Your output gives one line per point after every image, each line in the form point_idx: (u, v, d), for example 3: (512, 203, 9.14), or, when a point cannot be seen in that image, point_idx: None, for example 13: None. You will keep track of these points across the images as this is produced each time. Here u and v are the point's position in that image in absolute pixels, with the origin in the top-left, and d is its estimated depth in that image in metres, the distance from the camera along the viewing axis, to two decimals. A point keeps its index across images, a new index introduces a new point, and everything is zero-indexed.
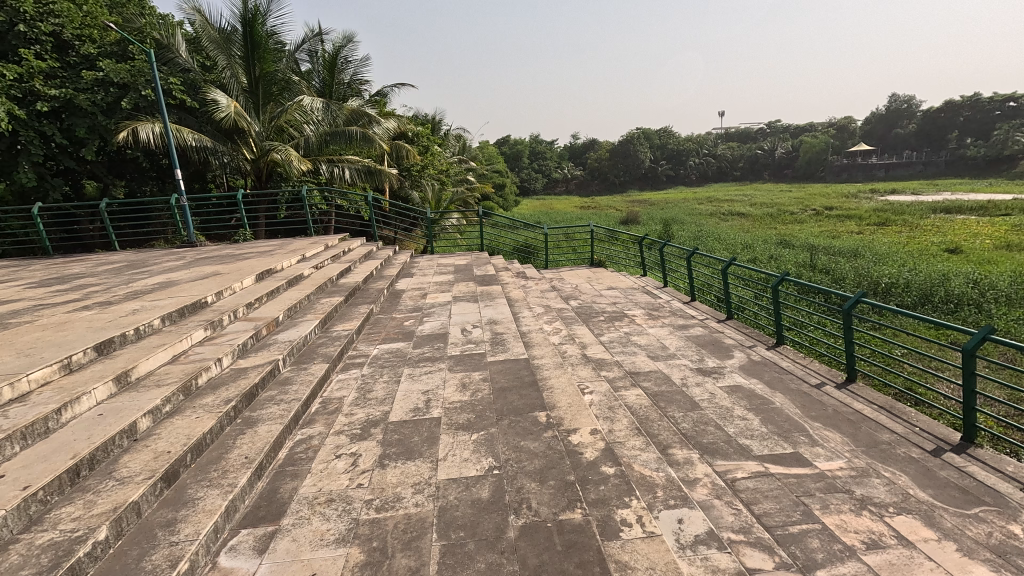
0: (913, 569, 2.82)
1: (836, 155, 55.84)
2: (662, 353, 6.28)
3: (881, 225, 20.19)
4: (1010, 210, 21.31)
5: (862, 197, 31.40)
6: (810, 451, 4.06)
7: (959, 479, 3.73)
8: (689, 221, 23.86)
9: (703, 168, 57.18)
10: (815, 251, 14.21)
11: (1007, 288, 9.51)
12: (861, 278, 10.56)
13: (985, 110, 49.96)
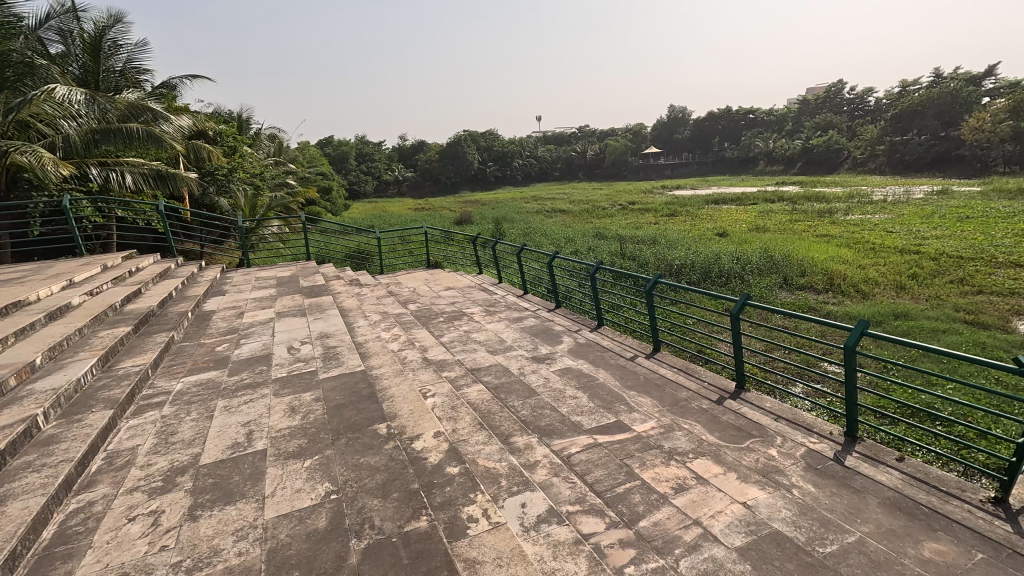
0: (709, 502, 3.39)
1: (634, 156, 64.40)
2: (500, 346, 6.54)
3: (671, 216, 23.92)
4: (756, 199, 27.05)
5: (656, 193, 36.78)
6: (629, 417, 4.62)
7: (735, 419, 4.59)
8: (518, 219, 25.31)
9: (527, 169, 61.05)
10: (623, 240, 16.23)
11: (759, 261, 12.05)
12: (659, 262, 12.36)
13: (734, 121, 62.44)
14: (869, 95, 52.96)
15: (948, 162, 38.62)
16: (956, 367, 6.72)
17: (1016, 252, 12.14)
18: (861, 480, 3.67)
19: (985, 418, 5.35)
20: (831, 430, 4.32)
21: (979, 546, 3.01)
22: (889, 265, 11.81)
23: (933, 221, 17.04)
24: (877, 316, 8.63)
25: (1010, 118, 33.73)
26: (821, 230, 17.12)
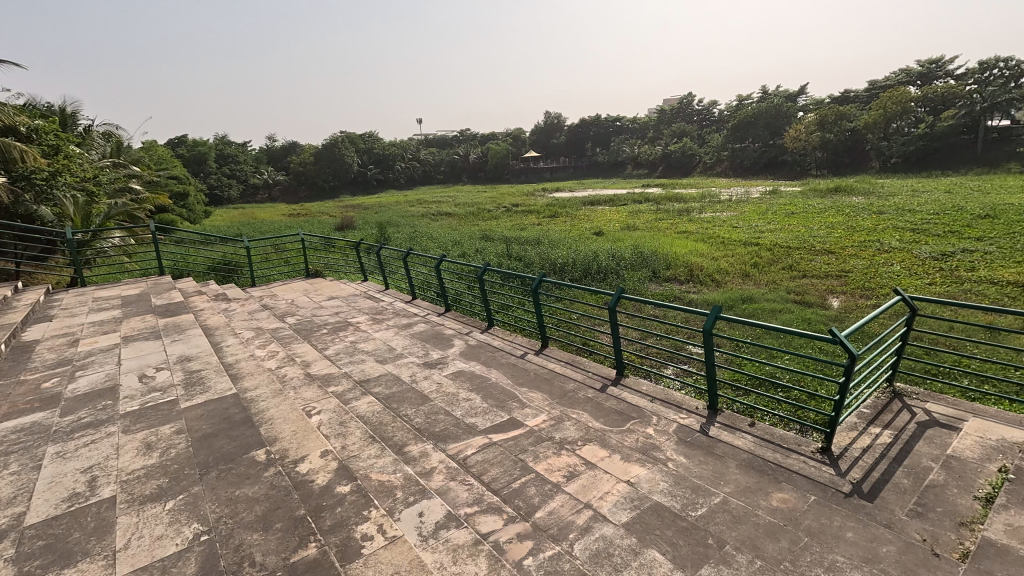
0: (598, 485, 3.62)
1: (515, 160, 66.38)
2: (390, 355, 6.34)
3: (552, 217, 25.11)
4: (626, 200, 29.35)
5: (537, 195, 38.28)
6: (521, 413, 4.76)
7: (617, 404, 4.95)
8: (403, 223, 24.79)
9: (410, 172, 59.96)
10: (509, 241, 16.67)
11: (631, 257, 13.09)
12: (543, 261, 12.90)
13: (604, 128, 67.24)
14: (713, 107, 60.26)
15: (776, 166, 45.27)
16: (789, 340, 7.91)
17: (827, 241, 14.63)
18: (722, 446, 4.16)
19: (812, 382, 6.37)
20: (696, 405, 4.84)
21: (812, 489, 3.59)
22: (736, 256, 13.55)
23: (767, 217, 19.87)
24: (729, 301, 9.86)
25: (818, 130, 40.52)
26: (682, 227, 19.08)
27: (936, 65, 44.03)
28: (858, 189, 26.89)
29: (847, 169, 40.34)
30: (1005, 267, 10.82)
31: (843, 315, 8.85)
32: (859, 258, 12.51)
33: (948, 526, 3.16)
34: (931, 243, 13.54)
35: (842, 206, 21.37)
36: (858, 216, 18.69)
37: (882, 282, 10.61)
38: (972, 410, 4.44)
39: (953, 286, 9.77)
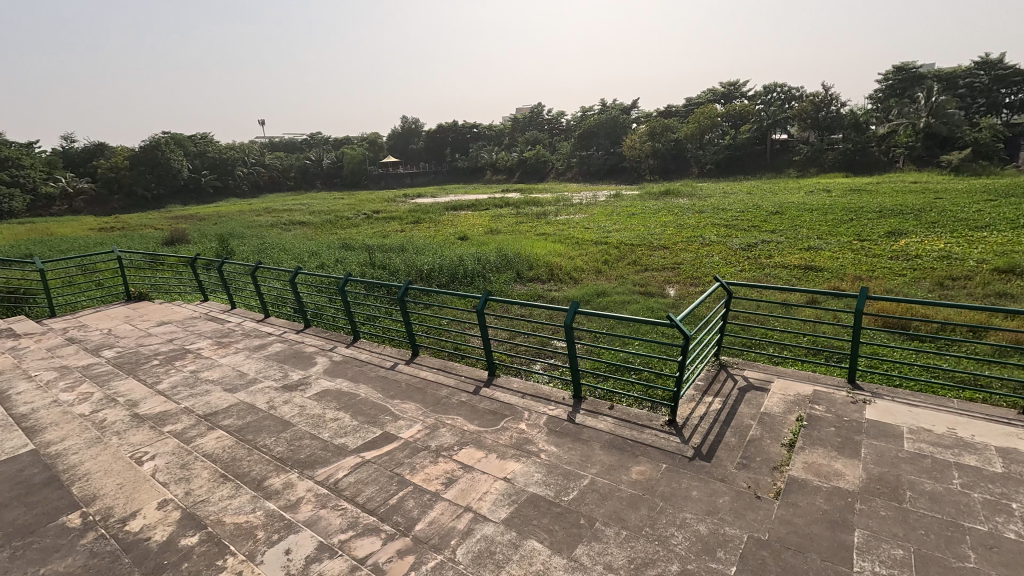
0: (477, 487, 3.66)
1: (373, 165, 64.15)
2: (241, 382, 5.70)
3: (416, 223, 24.74)
4: (488, 205, 30.07)
5: (398, 201, 37.42)
6: (394, 426, 4.61)
7: (490, 405, 5.04)
8: (249, 234, 22.47)
9: (254, 178, 54.49)
10: (371, 250, 16.05)
11: (495, 260, 13.46)
12: (410, 268, 12.66)
13: (461, 134, 68.21)
14: (561, 117, 64.70)
15: (618, 172, 50.07)
16: (638, 327, 8.82)
17: (662, 238, 16.61)
18: (588, 431, 4.48)
19: (659, 363, 7.17)
20: (563, 395, 5.15)
21: (663, 458, 4.04)
22: (589, 254, 14.69)
23: (613, 218, 21.90)
24: (586, 296, 10.67)
25: (649, 140, 45.81)
26: (540, 229, 20.14)
27: (732, 86, 53.43)
28: (684, 192, 30.94)
29: (674, 174, 46.23)
30: (791, 253, 13.33)
31: (679, 301, 10.12)
32: (688, 252, 14.41)
33: (765, 472, 3.79)
34: (739, 236, 16.12)
35: (672, 207, 24.42)
36: (684, 215, 21.50)
37: (706, 271, 12.36)
38: (775, 373, 5.39)
39: (757, 271, 11.75)
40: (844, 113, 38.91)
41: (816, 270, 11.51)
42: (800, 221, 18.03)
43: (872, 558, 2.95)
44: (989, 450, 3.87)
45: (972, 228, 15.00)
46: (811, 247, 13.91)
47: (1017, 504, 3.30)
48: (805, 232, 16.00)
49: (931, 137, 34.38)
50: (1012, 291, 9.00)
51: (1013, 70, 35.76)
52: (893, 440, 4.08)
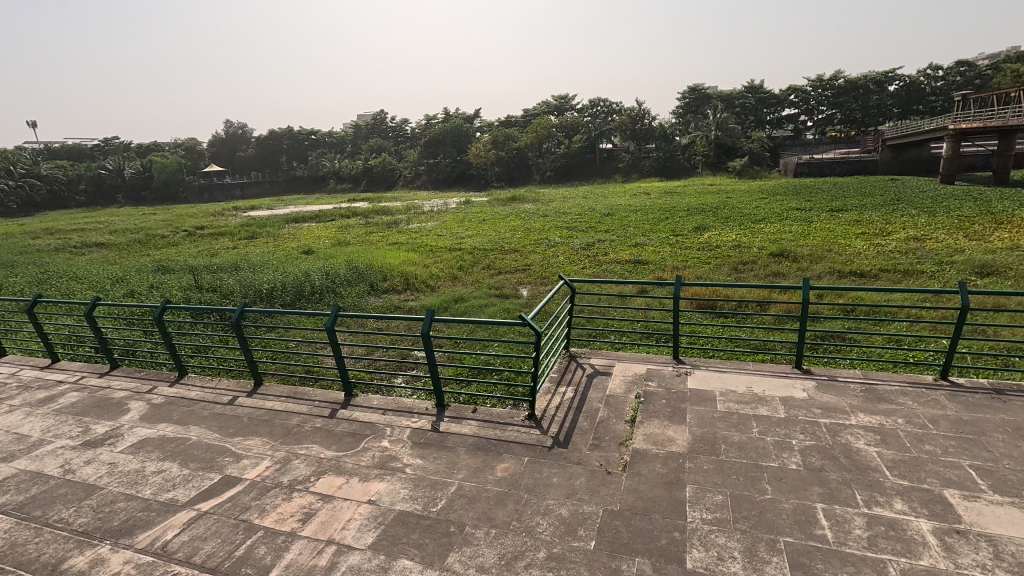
0: (338, 517, 3.44)
1: (192, 175, 56.37)
2: (21, 447, 4.57)
3: (250, 238, 22.34)
4: (334, 215, 28.41)
5: (227, 215, 33.40)
6: (237, 467, 4.11)
7: (349, 427, 4.77)
8: (22, 262, 18.09)
9: (26, 194, 44.13)
10: (197, 271, 14.07)
11: (346, 273, 12.78)
12: (246, 289, 11.39)
13: (298, 141, 63.45)
14: (405, 125, 64.01)
15: (466, 179, 51.09)
16: (496, 330, 9.08)
17: (512, 242, 17.38)
18: (452, 438, 4.49)
19: (517, 361, 7.47)
20: (426, 405, 5.09)
21: (526, 452, 4.22)
22: (444, 261, 14.76)
23: (465, 224, 22.30)
24: (444, 303, 10.69)
25: (494, 148, 47.65)
26: (392, 239, 19.64)
27: (562, 99, 58.47)
28: (529, 197, 32.76)
29: (519, 181, 48.68)
30: (623, 250, 14.95)
31: (532, 301, 10.68)
32: (536, 253, 15.29)
33: (614, 448, 4.19)
34: (580, 236, 17.60)
35: (520, 212, 25.68)
36: (531, 219, 22.78)
37: (553, 270, 13.25)
38: (617, 357, 5.99)
39: (597, 268, 12.95)
40: (655, 126, 44.90)
41: (644, 263, 13.07)
42: (629, 221, 20.31)
43: (701, 507, 3.45)
44: (775, 400, 4.78)
45: (753, 222, 18.41)
46: (639, 243, 15.77)
47: (796, 441, 4.12)
48: (633, 230, 18.07)
49: (719, 147, 41.40)
50: (782, 270, 11.26)
51: (769, 94, 44.81)
52: (709, 403, 4.81)
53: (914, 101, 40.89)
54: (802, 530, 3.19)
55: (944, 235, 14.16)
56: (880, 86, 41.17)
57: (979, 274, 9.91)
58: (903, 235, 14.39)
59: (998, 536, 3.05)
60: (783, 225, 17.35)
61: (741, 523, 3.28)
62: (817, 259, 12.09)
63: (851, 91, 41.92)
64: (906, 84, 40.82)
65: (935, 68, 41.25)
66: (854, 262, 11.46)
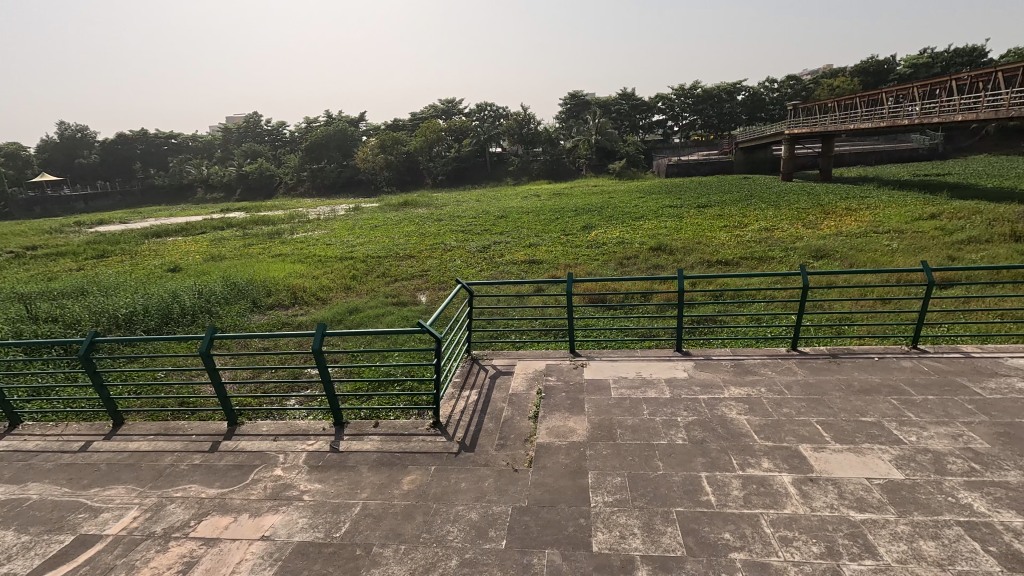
0: (226, 561, 3.12)
1: (18, 187, 47.74)
2: None
3: (100, 257, 19.45)
4: (204, 228, 25.70)
5: (68, 232, 28.79)
6: (97, 523, 3.57)
7: (234, 459, 4.34)
8: None
9: None
10: (29, 298, 11.93)
11: (223, 290, 11.62)
12: (97, 315, 9.89)
13: (155, 145, 56.53)
14: (283, 128, 59.87)
15: (355, 185, 49.03)
16: (395, 339, 8.81)
17: (407, 248, 17.01)
18: (353, 456, 4.27)
19: (419, 369, 7.30)
20: (322, 426, 4.79)
21: (432, 461, 4.15)
22: (335, 271, 14.03)
23: (356, 232, 21.38)
24: (337, 315, 10.15)
25: (382, 152, 46.33)
26: (275, 250, 18.25)
27: (449, 103, 58.59)
28: (422, 202, 32.29)
29: (411, 185, 47.86)
30: (519, 251, 15.33)
31: (431, 307, 10.54)
32: (433, 258, 15.13)
33: (519, 446, 4.26)
34: (475, 239, 17.72)
35: (413, 217, 25.22)
36: (425, 224, 22.48)
37: (451, 274, 13.19)
38: (517, 356, 6.11)
39: (494, 269, 13.13)
40: (541, 130, 46.68)
41: (538, 262, 13.51)
42: (522, 222, 20.88)
43: (603, 491, 3.63)
44: (661, 382, 5.19)
45: (633, 219, 19.87)
46: (533, 244, 16.26)
47: (681, 418, 4.51)
48: (526, 231, 18.60)
49: (600, 150, 44.11)
50: (661, 262, 12.30)
51: (641, 101, 48.69)
52: (605, 392, 5.09)
53: (757, 110, 46.91)
54: (691, 499, 3.50)
55: (787, 225, 16.41)
56: (730, 96, 46.64)
57: (815, 257, 11.63)
58: (756, 226, 16.43)
59: (841, 479, 3.60)
60: (659, 221, 18.95)
61: (639, 501, 3.52)
62: (689, 251, 13.36)
63: (707, 100, 46.99)
64: (751, 95, 46.70)
65: (772, 81, 47.67)
66: (719, 253, 12.85)
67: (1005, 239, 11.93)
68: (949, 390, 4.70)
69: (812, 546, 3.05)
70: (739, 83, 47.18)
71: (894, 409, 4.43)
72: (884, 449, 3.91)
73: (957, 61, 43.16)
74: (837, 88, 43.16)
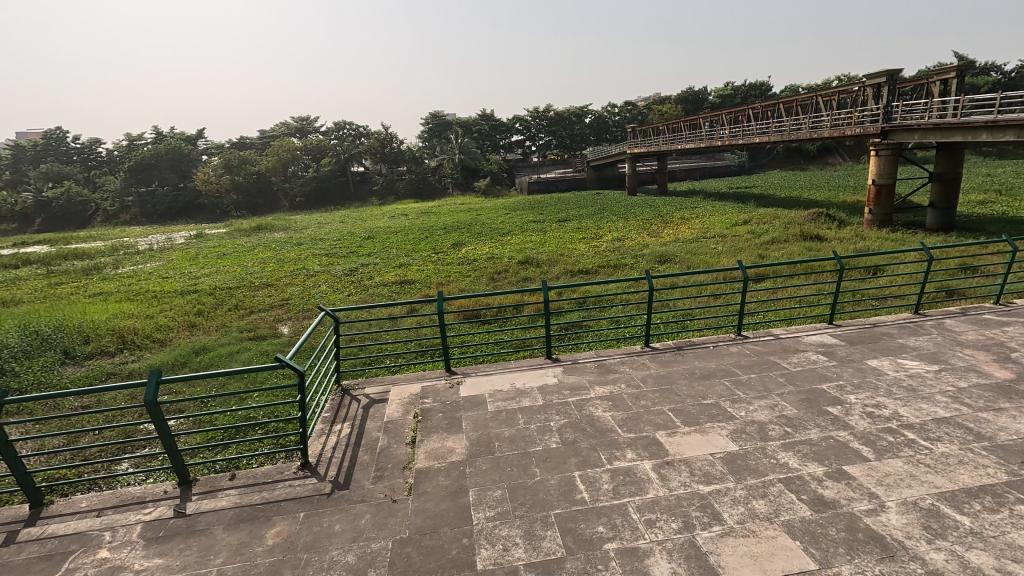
0: None
1: None
2: None
3: None
4: None
5: None
6: None
7: (40, 548, 3.54)
8: None
9: None
10: None
11: (19, 343, 9.50)
12: None
13: None
14: (97, 146, 51.30)
15: (195, 210, 43.67)
16: (254, 378, 7.94)
17: (263, 276, 15.56)
18: (204, 518, 3.75)
19: (285, 408, 6.66)
20: (164, 489, 4.13)
21: (300, 507, 3.80)
22: (175, 308, 12.29)
23: (198, 262, 18.97)
24: (180, 358, 8.87)
25: (227, 172, 42.07)
26: (92, 289, 15.41)
27: (303, 120, 55.54)
28: (277, 225, 29.80)
29: (264, 209, 44.11)
30: (388, 272, 14.89)
31: (294, 338, 9.74)
32: (294, 285, 14.04)
33: (397, 474, 4.10)
34: (341, 263, 16.83)
35: (268, 242, 23.18)
36: (283, 249, 20.80)
37: (315, 301, 12.33)
38: (391, 382, 5.87)
39: (363, 293, 12.58)
40: (404, 149, 46.23)
41: (410, 282, 13.26)
42: (390, 242, 20.36)
43: (483, 507, 3.64)
44: (534, 390, 5.39)
45: (501, 235, 20.52)
46: (402, 264, 15.94)
47: (554, 422, 4.72)
48: (395, 251, 18.18)
49: (464, 169, 45.01)
50: (529, 274, 12.87)
51: (500, 122, 50.88)
52: (481, 407, 5.13)
53: (603, 131, 51.82)
54: (567, 499, 3.67)
55: (635, 235, 18.25)
56: (579, 118, 50.86)
57: (659, 262, 13.07)
58: (609, 237, 18.03)
59: (691, 458, 4.06)
60: (525, 236, 19.82)
61: (519, 510, 3.59)
62: (554, 263, 14.17)
63: (560, 121, 50.77)
64: (596, 118, 51.56)
65: (613, 106, 53.04)
66: (580, 262, 13.81)
67: (795, 239, 14.60)
68: (766, 368, 5.57)
69: (672, 523, 3.37)
70: (585, 108, 51.76)
71: (727, 390, 5.14)
72: (722, 426, 4.49)
73: (751, 94, 52.27)
74: (665, 114, 49.41)
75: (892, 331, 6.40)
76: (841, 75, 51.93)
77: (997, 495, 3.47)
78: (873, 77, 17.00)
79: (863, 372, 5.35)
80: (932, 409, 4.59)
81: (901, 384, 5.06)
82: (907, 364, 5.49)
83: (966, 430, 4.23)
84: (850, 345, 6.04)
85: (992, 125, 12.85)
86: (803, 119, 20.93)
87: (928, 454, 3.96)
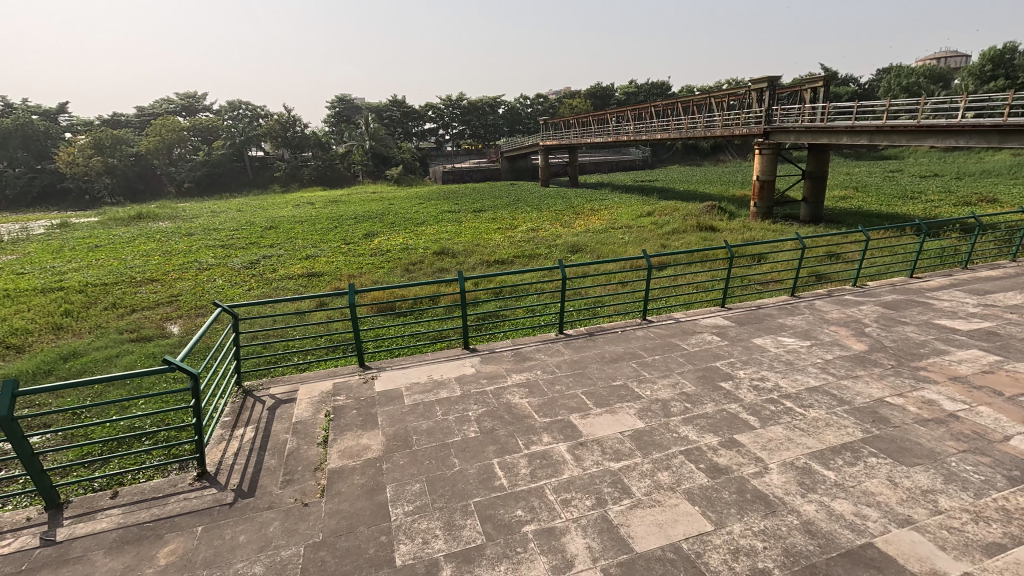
0: None
1: None
2: None
3: None
4: None
5: None
6: None
7: None
8: None
9: None
10: None
11: None
12: None
13: None
14: None
15: (55, 195, 37.96)
16: (139, 384, 7.17)
17: (146, 270, 13.95)
18: (80, 543, 3.32)
19: (176, 415, 6.10)
20: (26, 516, 3.60)
21: (197, 521, 3.49)
22: (35, 308, 10.65)
23: (63, 255, 16.59)
24: (44, 366, 7.71)
25: (97, 154, 37.13)
26: None
27: (190, 98, 50.55)
28: (162, 214, 26.89)
29: (144, 196, 39.59)
30: (293, 264, 13.99)
31: (185, 338, 8.86)
32: (184, 280, 12.79)
33: (308, 477, 3.90)
34: (239, 255, 15.52)
35: (151, 232, 20.87)
36: (169, 240, 18.82)
37: (210, 298, 11.28)
38: (299, 380, 5.55)
39: (266, 287, 11.73)
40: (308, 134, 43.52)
41: (318, 275, 12.57)
42: (295, 233, 19.15)
43: (402, 502, 3.58)
44: (452, 381, 5.36)
45: (415, 225, 20.08)
46: (310, 255, 15.07)
47: (471, 413, 4.72)
48: (301, 242, 17.20)
49: (374, 157, 43.43)
50: (446, 265, 12.79)
51: (411, 109, 49.64)
52: (398, 401, 5.02)
53: (516, 123, 52.48)
54: (486, 487, 3.71)
55: (549, 226, 18.66)
56: (492, 109, 50.98)
57: (572, 251, 13.55)
58: (523, 227, 18.35)
59: (602, 437, 4.27)
60: (440, 226, 19.55)
61: (438, 502, 3.57)
62: (470, 253, 14.14)
63: (473, 111, 50.68)
64: (509, 109, 52.16)
65: (525, 98, 53.86)
66: (496, 253, 13.93)
67: (693, 230, 15.77)
68: (669, 350, 6.00)
69: (586, 501, 3.53)
70: (498, 98, 51.95)
71: (634, 371, 5.45)
72: (630, 405, 4.76)
73: (653, 93, 55.59)
74: (575, 108, 50.98)
75: (774, 312, 7.16)
76: (730, 82, 57.24)
77: (854, 450, 4.03)
78: (757, 82, 18.61)
79: (750, 350, 5.93)
80: (805, 379, 5.21)
81: (781, 359, 5.68)
82: (786, 341, 6.17)
83: (832, 396, 4.86)
84: (740, 326, 6.67)
85: (851, 130, 14.63)
86: (700, 117, 22.49)
87: (803, 419, 4.49)
